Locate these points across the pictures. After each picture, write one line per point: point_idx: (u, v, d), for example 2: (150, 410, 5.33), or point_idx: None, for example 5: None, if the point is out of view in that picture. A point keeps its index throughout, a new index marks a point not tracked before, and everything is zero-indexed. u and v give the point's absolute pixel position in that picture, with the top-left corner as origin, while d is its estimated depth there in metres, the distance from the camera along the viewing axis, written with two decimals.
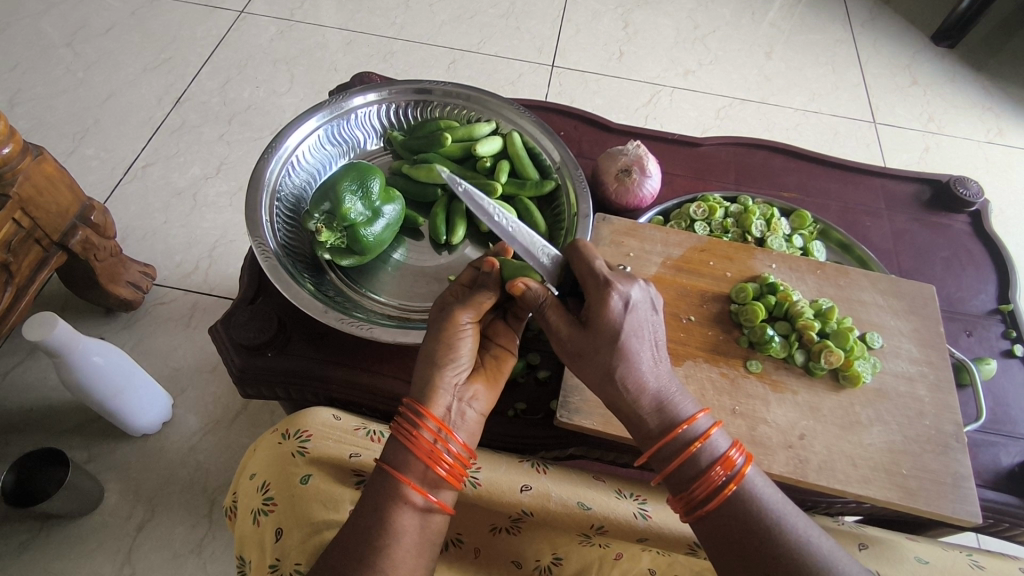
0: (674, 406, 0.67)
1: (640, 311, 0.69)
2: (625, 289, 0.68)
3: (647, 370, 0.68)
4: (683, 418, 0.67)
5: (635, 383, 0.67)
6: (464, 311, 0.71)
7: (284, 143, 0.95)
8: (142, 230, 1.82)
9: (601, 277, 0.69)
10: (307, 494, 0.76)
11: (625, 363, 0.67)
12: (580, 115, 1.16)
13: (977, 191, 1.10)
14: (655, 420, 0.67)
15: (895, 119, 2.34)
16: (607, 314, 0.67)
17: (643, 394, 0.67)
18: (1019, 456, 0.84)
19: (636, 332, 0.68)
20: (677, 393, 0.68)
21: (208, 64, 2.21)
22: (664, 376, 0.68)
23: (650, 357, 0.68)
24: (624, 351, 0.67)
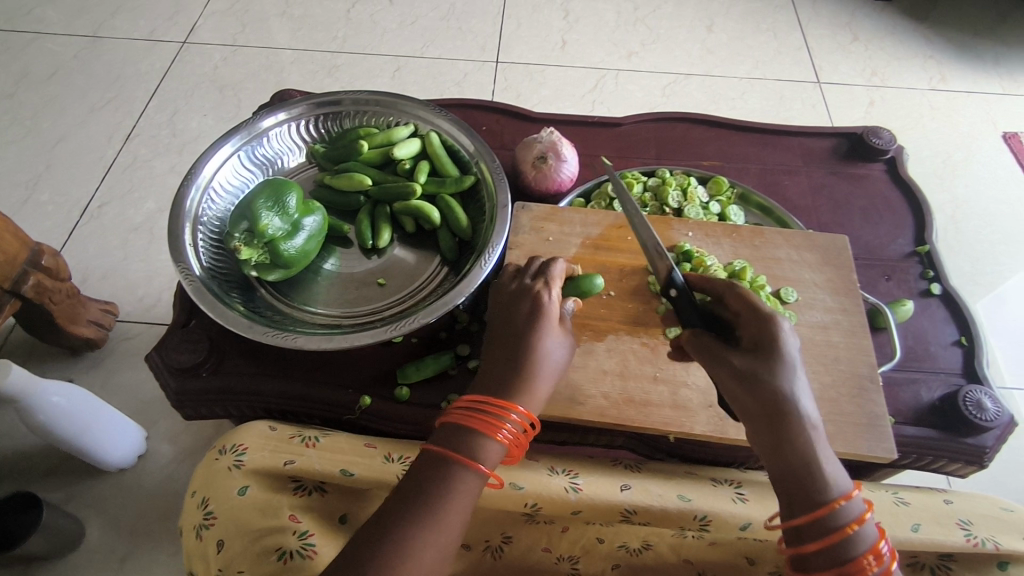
0: (829, 472, 0.61)
1: (798, 352, 0.67)
2: (789, 326, 0.68)
3: (807, 412, 0.63)
4: (840, 489, 0.61)
5: (791, 419, 0.62)
6: (547, 289, 0.78)
7: (201, 169, 0.97)
8: (101, 268, 1.83)
9: (767, 314, 0.69)
10: (245, 505, 0.79)
11: (784, 393, 0.63)
12: (498, 109, 1.19)
13: (889, 139, 1.14)
14: (805, 467, 0.61)
15: (839, 78, 2.30)
16: (772, 333, 0.67)
17: (797, 432, 0.62)
18: (938, 390, 0.88)
19: (798, 367, 0.66)
20: (834, 462, 0.63)
21: (155, 98, 2.22)
22: (820, 434, 0.63)
23: (809, 405, 0.64)
24: (784, 378, 0.64)
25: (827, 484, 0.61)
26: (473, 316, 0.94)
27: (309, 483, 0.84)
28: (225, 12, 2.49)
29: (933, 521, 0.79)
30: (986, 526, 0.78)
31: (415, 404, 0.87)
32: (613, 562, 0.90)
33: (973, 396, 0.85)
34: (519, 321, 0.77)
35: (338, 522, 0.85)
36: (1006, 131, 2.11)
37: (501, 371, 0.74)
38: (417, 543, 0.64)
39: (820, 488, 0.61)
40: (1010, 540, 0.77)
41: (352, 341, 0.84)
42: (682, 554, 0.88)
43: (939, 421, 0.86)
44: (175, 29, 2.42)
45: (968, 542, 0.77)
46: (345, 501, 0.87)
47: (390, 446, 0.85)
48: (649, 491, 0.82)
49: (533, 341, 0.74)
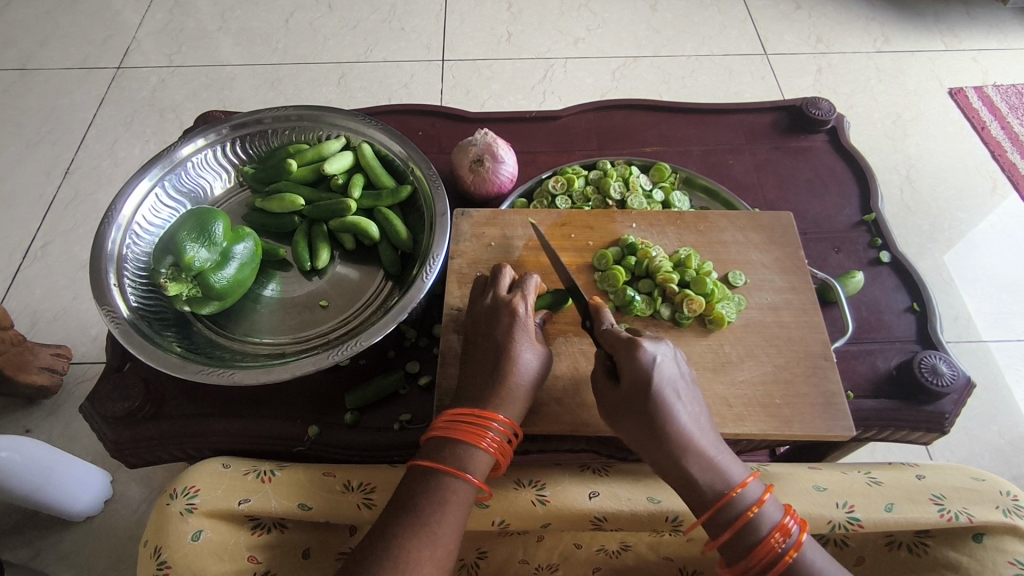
0: (727, 472, 0.66)
1: (669, 368, 0.69)
2: (651, 346, 0.69)
3: (692, 429, 0.67)
4: (736, 481, 0.66)
5: (679, 444, 0.66)
6: (518, 299, 0.76)
7: (122, 206, 0.95)
8: (52, 311, 1.63)
9: (625, 339, 0.70)
10: (200, 553, 0.73)
11: (669, 422, 0.66)
12: (436, 112, 1.17)
13: (828, 108, 1.13)
14: (704, 480, 0.66)
15: (785, 48, 2.19)
16: (639, 366, 0.67)
17: (689, 455, 0.66)
18: (894, 358, 0.88)
19: (671, 386, 0.68)
20: (729, 458, 0.67)
21: (93, 127, 2.01)
22: (709, 438, 0.68)
23: (691, 416, 0.68)
24: (663, 406, 0.66)
25: (727, 486, 0.66)
26: (422, 331, 0.93)
27: (269, 520, 0.79)
28: (161, 31, 2.26)
29: (907, 498, 0.78)
30: (960, 498, 0.78)
31: (367, 428, 0.84)
32: (593, 566, 0.88)
33: (927, 361, 0.85)
34: (492, 331, 0.75)
35: (300, 558, 0.81)
36: (952, 88, 2.06)
37: (483, 381, 0.72)
38: (417, 555, 0.63)
39: (714, 481, 0.66)
40: (985, 512, 0.76)
41: (292, 370, 0.80)
42: (661, 551, 0.87)
43: (897, 390, 0.85)
44: (108, 54, 2.19)
45: (941, 517, 0.76)
46: (307, 535, 0.81)
47: (352, 473, 0.80)
48: (617, 495, 0.80)
49: (512, 350, 0.73)
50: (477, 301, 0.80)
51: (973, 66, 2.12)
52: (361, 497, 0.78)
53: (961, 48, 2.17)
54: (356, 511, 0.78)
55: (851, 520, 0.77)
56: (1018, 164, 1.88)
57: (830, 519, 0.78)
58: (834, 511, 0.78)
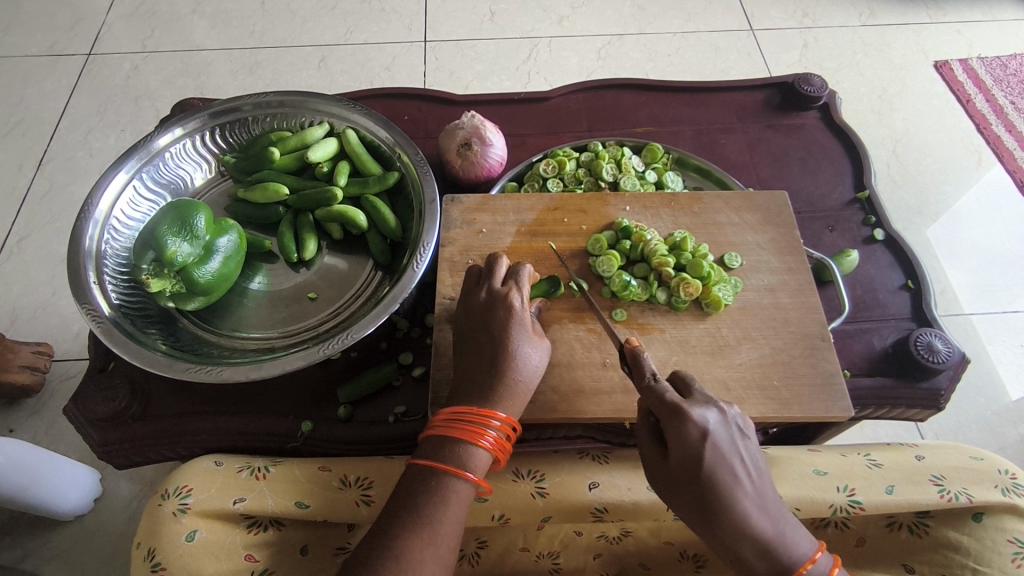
0: (790, 552, 0.63)
1: (723, 437, 0.64)
2: (702, 416, 0.64)
3: (751, 508, 0.63)
4: (804, 559, 0.63)
5: (737, 530, 0.62)
6: (513, 293, 0.75)
7: (99, 202, 0.92)
8: (32, 307, 1.58)
9: (672, 407, 0.65)
10: (195, 553, 0.71)
11: (726, 504, 0.62)
12: (421, 95, 1.14)
13: (820, 84, 1.12)
14: (764, 564, 0.63)
15: (771, 23, 2.16)
16: (688, 440, 0.63)
17: (747, 539, 0.62)
18: (890, 337, 0.88)
19: (727, 463, 0.63)
20: (791, 533, 0.64)
21: (65, 116, 1.94)
22: (771, 514, 0.64)
23: (750, 495, 0.63)
24: (717, 489, 0.62)
25: (791, 562, 0.63)
26: (414, 321, 0.91)
27: (265, 518, 0.77)
28: (131, 15, 2.18)
29: (907, 480, 0.79)
30: (960, 479, 0.78)
31: (361, 423, 0.83)
32: (593, 552, 0.88)
33: (923, 339, 0.85)
34: (488, 327, 0.73)
35: (299, 554, 0.79)
36: (937, 60, 2.05)
37: (481, 377, 0.71)
38: (420, 554, 0.63)
39: (779, 559, 0.63)
40: (985, 492, 0.77)
41: (282, 366, 0.78)
42: (662, 537, 0.87)
43: (892, 368, 0.85)
44: (77, 40, 2.12)
45: (941, 498, 0.77)
46: (304, 532, 0.80)
47: (348, 467, 0.78)
48: (617, 485, 0.80)
49: (508, 346, 0.72)
50: (472, 295, 0.78)
51: (958, 39, 2.11)
52: (358, 493, 0.77)
53: (946, 20, 2.16)
54: (354, 507, 0.77)
55: (851, 504, 0.78)
56: (1004, 136, 1.88)
57: (831, 503, 0.78)
58: (835, 495, 0.78)
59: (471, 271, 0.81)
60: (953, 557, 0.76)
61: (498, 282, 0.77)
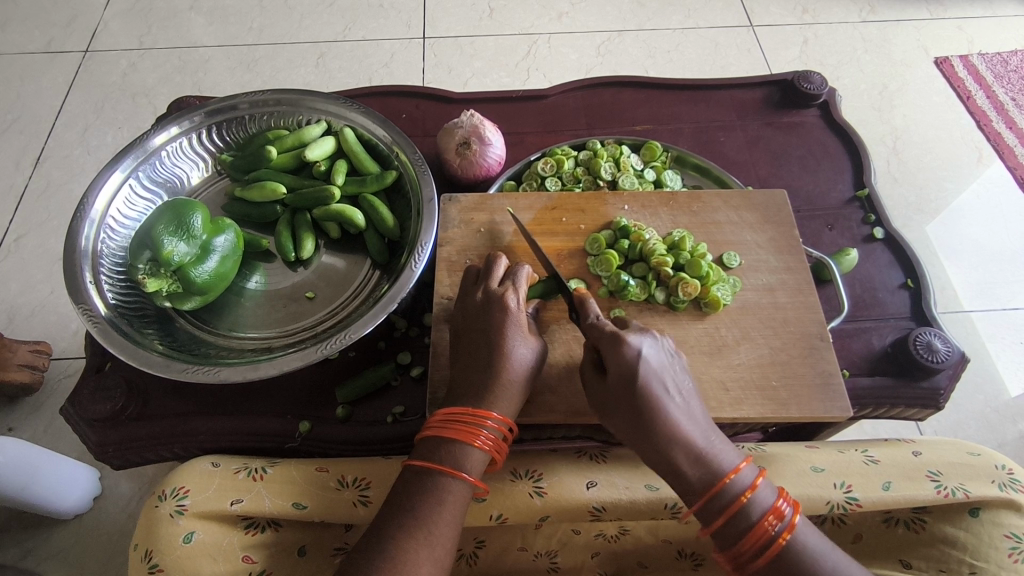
0: (718, 462, 0.65)
1: (656, 359, 0.67)
2: (636, 338, 0.67)
3: (681, 421, 0.66)
4: (729, 467, 0.65)
5: (667, 438, 0.65)
6: (511, 295, 0.74)
7: (95, 201, 0.91)
8: (30, 305, 1.58)
9: (609, 334, 0.68)
10: (192, 555, 0.71)
11: (656, 415, 0.65)
12: (419, 93, 1.14)
13: (820, 82, 1.11)
14: (693, 473, 0.65)
15: (771, 19, 2.15)
16: (622, 359, 0.66)
17: (677, 446, 0.65)
18: (890, 336, 0.88)
19: (659, 378, 0.66)
20: (720, 447, 0.66)
21: (63, 114, 1.93)
22: (699, 427, 0.66)
23: (680, 408, 0.66)
24: (649, 400, 0.65)
25: (717, 472, 0.65)
26: (412, 321, 0.91)
27: (263, 519, 0.77)
28: (129, 12, 2.17)
29: (904, 476, 0.79)
30: (957, 474, 0.78)
31: (358, 422, 0.83)
32: (591, 551, 0.88)
33: (923, 338, 0.84)
34: (486, 328, 0.73)
35: (295, 555, 0.79)
36: (938, 57, 2.05)
37: (478, 379, 0.71)
38: (416, 555, 0.63)
39: (707, 467, 0.65)
40: (982, 487, 0.77)
41: (279, 366, 0.77)
42: (660, 535, 0.87)
43: (891, 367, 0.85)
44: (74, 37, 2.11)
45: (938, 494, 0.77)
46: (302, 532, 0.80)
47: (346, 468, 0.78)
48: (615, 484, 0.80)
49: (506, 347, 0.71)
50: (469, 295, 0.77)
51: (959, 35, 2.10)
52: (356, 494, 0.76)
53: (947, 16, 2.15)
54: (352, 508, 0.76)
55: (849, 500, 0.78)
56: (1004, 133, 1.87)
57: (828, 500, 0.78)
58: (832, 492, 0.78)
59: (470, 271, 0.81)
60: (951, 552, 0.76)
61: (495, 283, 0.77)
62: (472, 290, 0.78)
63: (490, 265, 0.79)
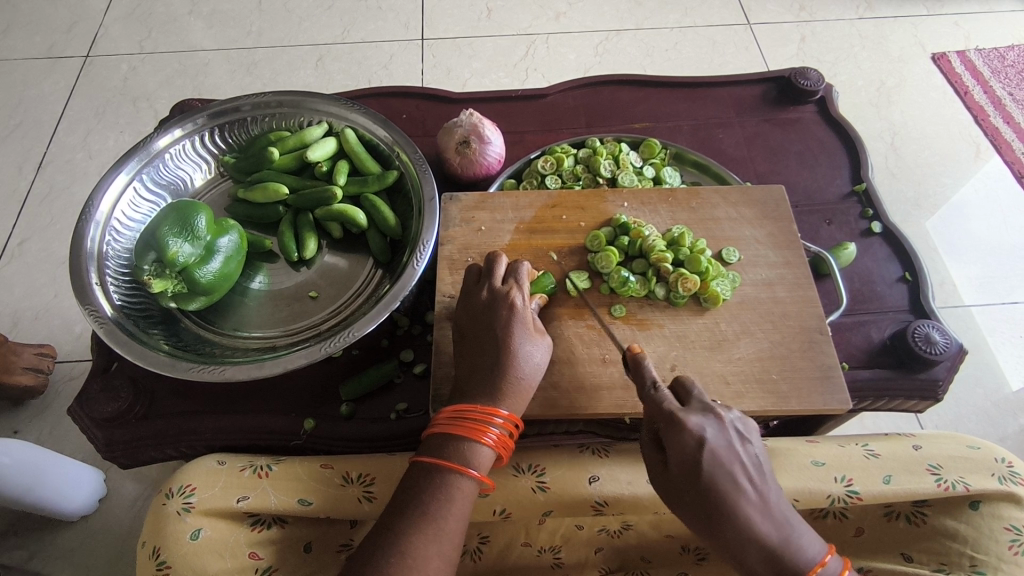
0: (796, 555, 0.63)
1: (721, 442, 0.65)
2: (697, 422, 0.66)
3: (754, 513, 0.64)
4: (813, 560, 0.63)
5: (741, 535, 0.63)
6: (515, 294, 0.75)
7: (99, 204, 0.92)
8: (33, 309, 1.59)
9: (668, 414, 0.66)
10: (200, 552, 0.72)
11: (727, 512, 0.63)
12: (419, 93, 1.15)
13: (817, 78, 1.12)
14: (771, 571, 0.63)
15: (768, 17, 2.16)
16: (685, 447, 0.65)
17: (752, 544, 0.63)
18: (888, 329, 0.88)
19: (726, 469, 0.64)
20: (797, 536, 0.64)
21: (64, 119, 1.94)
22: (775, 518, 0.64)
23: (753, 499, 0.64)
24: (719, 495, 0.64)
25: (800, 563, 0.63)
26: (415, 319, 0.92)
27: (269, 516, 0.77)
28: (129, 16, 2.18)
29: (905, 470, 0.79)
30: (957, 468, 0.79)
31: (363, 419, 0.84)
32: (594, 546, 0.89)
33: (921, 330, 0.85)
34: (490, 327, 0.74)
35: (303, 552, 0.80)
36: (934, 53, 2.05)
37: (483, 377, 0.72)
38: (423, 550, 0.64)
39: (790, 561, 0.63)
40: (981, 480, 0.77)
41: (284, 365, 0.78)
42: (662, 529, 0.88)
43: (890, 359, 0.86)
44: (75, 42, 2.12)
45: (939, 487, 0.77)
46: (308, 529, 0.80)
47: (351, 464, 0.79)
48: (617, 478, 0.80)
49: (510, 346, 0.72)
50: (472, 294, 0.78)
51: (956, 30, 2.11)
52: (361, 490, 0.77)
53: (943, 12, 2.15)
54: (357, 504, 0.77)
55: (850, 494, 0.79)
56: (1001, 128, 1.88)
57: (829, 493, 0.79)
58: (832, 485, 0.79)
59: (473, 269, 0.81)
60: (951, 544, 0.76)
61: (498, 282, 0.78)
62: (476, 289, 0.78)
63: (494, 262, 0.80)
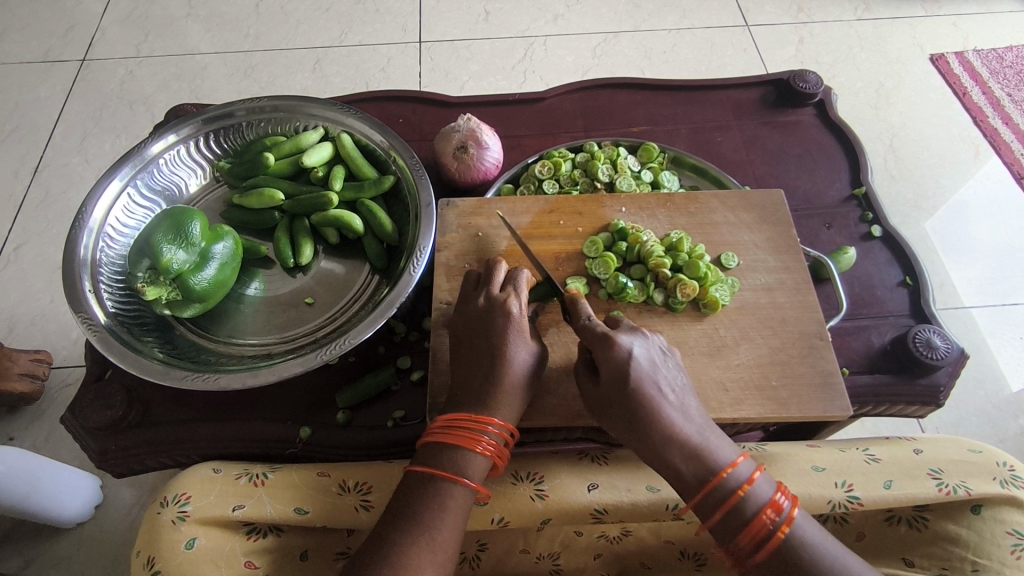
0: (715, 457, 0.65)
1: (646, 357, 0.69)
2: (625, 338, 0.69)
3: (676, 417, 0.66)
4: (730, 463, 0.65)
5: (663, 435, 0.66)
6: (512, 301, 0.74)
7: (93, 210, 0.91)
8: (29, 314, 1.58)
9: (598, 333, 0.70)
10: (195, 562, 0.71)
11: (649, 413, 0.66)
12: (416, 98, 1.14)
13: (816, 81, 1.11)
14: (691, 470, 0.65)
15: (767, 19, 2.16)
16: (613, 360, 0.67)
17: (673, 443, 0.65)
18: (889, 334, 0.88)
19: (650, 377, 0.67)
20: (717, 442, 0.66)
21: (61, 123, 1.94)
22: (695, 423, 0.67)
23: (675, 406, 0.67)
24: (643, 398, 0.66)
25: (715, 464, 0.65)
26: (412, 325, 0.91)
27: (265, 525, 0.77)
28: (125, 20, 2.17)
29: (906, 475, 0.78)
30: (958, 472, 0.78)
31: (359, 427, 0.83)
32: (594, 552, 0.88)
33: (922, 336, 0.84)
34: (487, 334, 0.73)
35: (297, 560, 0.79)
36: (933, 54, 2.05)
37: (479, 385, 0.71)
38: (420, 561, 0.63)
39: (708, 462, 0.65)
40: (981, 484, 0.77)
41: (279, 373, 0.77)
42: (663, 535, 0.87)
43: (891, 365, 0.85)
44: (72, 46, 2.11)
45: (941, 492, 0.76)
46: (304, 537, 0.80)
47: (347, 473, 0.78)
48: (616, 485, 0.80)
49: (507, 353, 0.72)
50: (470, 301, 0.77)
51: (954, 32, 2.10)
52: (358, 499, 0.76)
53: (942, 13, 2.15)
54: (354, 513, 0.76)
55: (850, 499, 0.77)
56: (1001, 129, 1.87)
57: (830, 499, 0.78)
58: (833, 491, 0.78)
59: (471, 276, 0.81)
60: (953, 550, 0.76)
61: (496, 289, 0.77)
62: (474, 295, 0.78)
63: (492, 270, 0.79)
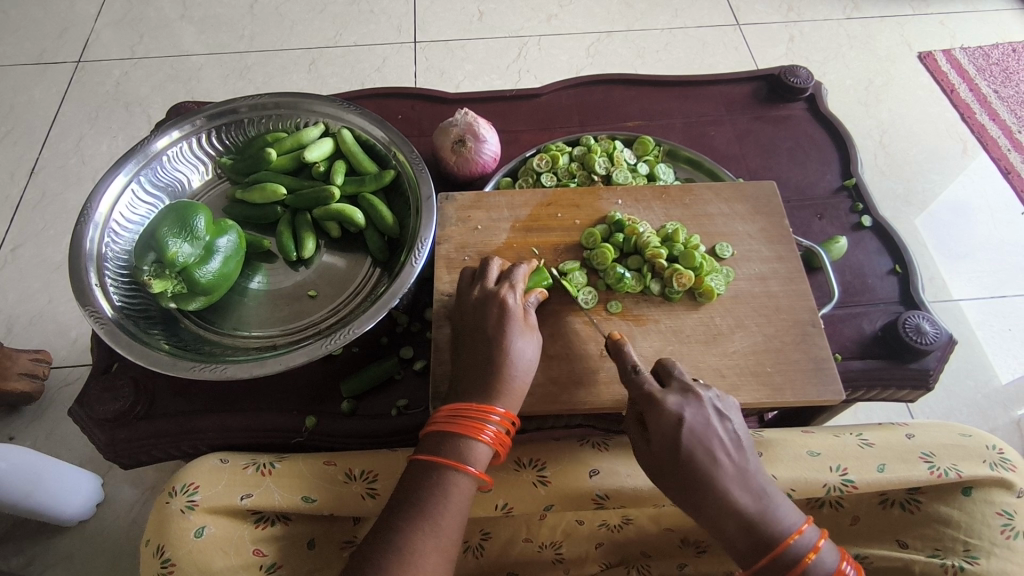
0: (771, 525, 0.66)
1: (700, 419, 0.69)
2: (675, 400, 0.69)
3: (729, 483, 0.67)
4: (789, 529, 0.66)
5: (718, 505, 0.66)
6: (505, 293, 0.76)
7: (98, 207, 0.92)
8: (28, 315, 1.58)
9: (648, 395, 0.70)
10: (204, 548, 0.72)
11: (707, 483, 0.67)
12: (414, 94, 1.16)
13: (806, 76, 1.14)
14: (748, 539, 0.66)
15: (757, 17, 2.19)
16: (663, 427, 0.68)
17: (729, 513, 0.66)
18: (880, 320, 0.90)
19: (705, 444, 0.68)
20: (773, 507, 0.67)
21: (56, 125, 1.94)
22: (752, 490, 0.67)
23: (731, 473, 0.67)
24: (696, 468, 0.67)
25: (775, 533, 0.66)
26: (414, 316, 0.93)
27: (272, 513, 0.78)
28: (120, 22, 2.18)
29: (898, 458, 0.81)
30: (949, 455, 0.80)
31: (364, 416, 0.84)
32: (595, 541, 0.90)
33: (912, 322, 0.87)
34: (484, 324, 0.75)
35: (305, 548, 0.80)
36: (921, 52, 2.08)
37: (479, 374, 0.73)
38: (423, 547, 0.64)
39: (770, 529, 0.66)
40: (972, 467, 0.79)
41: (285, 362, 0.79)
42: (663, 523, 0.89)
43: (882, 350, 0.87)
44: (67, 47, 2.12)
45: (932, 474, 0.79)
46: (311, 525, 0.81)
47: (353, 461, 0.79)
48: (617, 472, 0.81)
49: (506, 342, 0.73)
50: (466, 294, 0.79)
51: (942, 30, 2.14)
52: (364, 487, 0.78)
53: (929, 12, 2.19)
54: (360, 500, 0.78)
55: (844, 482, 0.80)
56: (988, 125, 1.91)
57: (825, 482, 0.80)
58: (828, 475, 0.80)
59: (468, 270, 0.83)
60: (945, 530, 0.78)
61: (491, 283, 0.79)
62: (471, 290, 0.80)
63: (486, 264, 0.81)
